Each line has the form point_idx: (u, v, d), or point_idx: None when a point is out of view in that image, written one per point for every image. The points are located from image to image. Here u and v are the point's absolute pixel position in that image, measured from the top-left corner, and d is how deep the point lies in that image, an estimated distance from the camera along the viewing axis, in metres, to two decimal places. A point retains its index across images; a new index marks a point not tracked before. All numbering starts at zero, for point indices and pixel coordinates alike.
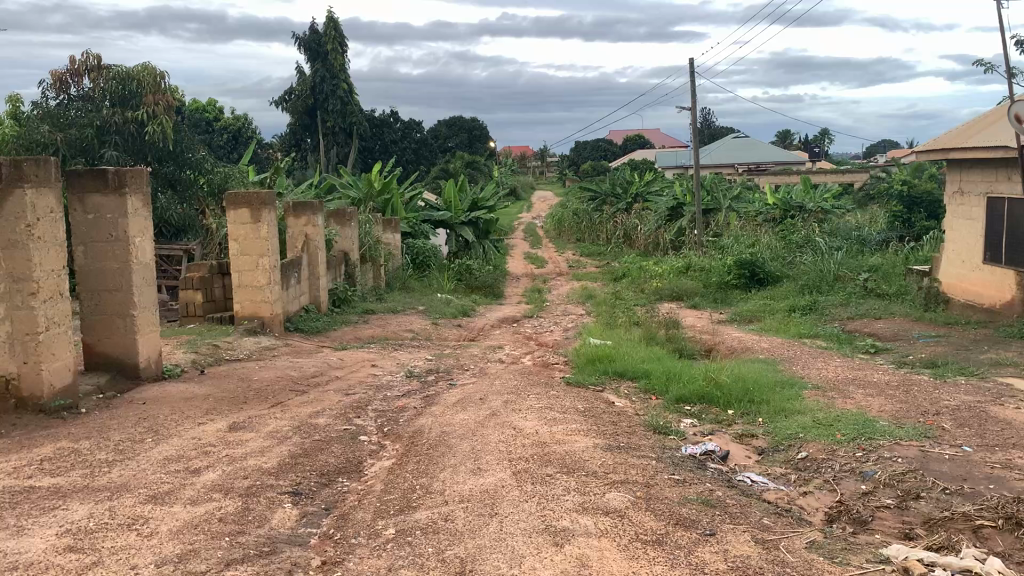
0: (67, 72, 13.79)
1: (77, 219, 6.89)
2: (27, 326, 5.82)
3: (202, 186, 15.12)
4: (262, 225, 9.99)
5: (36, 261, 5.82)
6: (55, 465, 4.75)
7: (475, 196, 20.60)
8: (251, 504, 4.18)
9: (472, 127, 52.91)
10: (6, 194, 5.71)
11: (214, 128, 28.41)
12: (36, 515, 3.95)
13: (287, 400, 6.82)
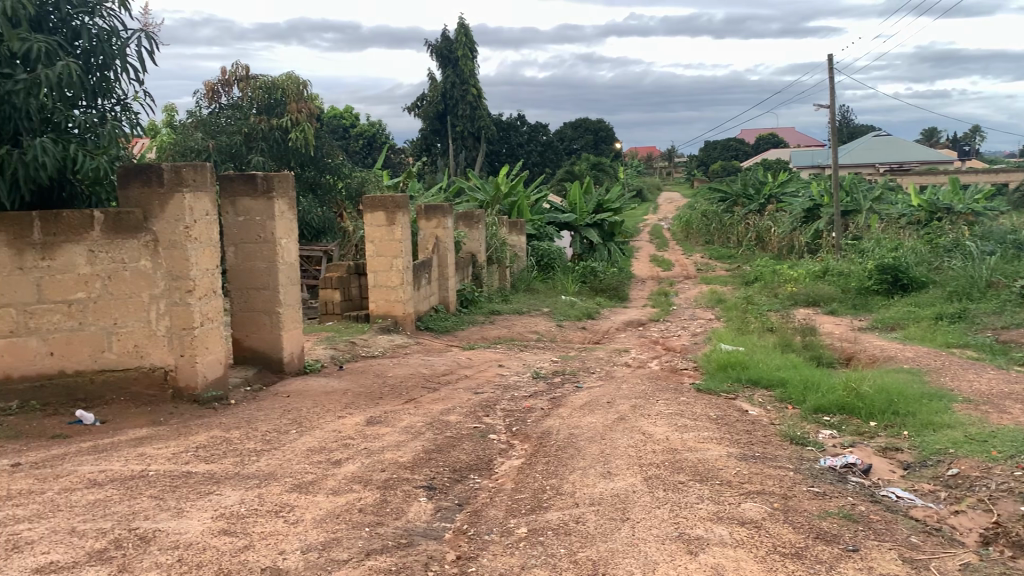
0: (219, 82, 14.66)
1: (229, 221, 7.32)
2: (183, 321, 6.26)
3: (340, 190, 15.75)
4: (397, 227, 10.31)
5: (192, 260, 6.23)
6: (210, 452, 5.07)
7: (601, 198, 20.54)
8: (389, 496, 4.33)
9: (600, 128, 52.66)
10: (167, 197, 6.12)
11: (350, 134, 29.41)
12: (194, 498, 4.22)
13: (419, 396, 7.02)
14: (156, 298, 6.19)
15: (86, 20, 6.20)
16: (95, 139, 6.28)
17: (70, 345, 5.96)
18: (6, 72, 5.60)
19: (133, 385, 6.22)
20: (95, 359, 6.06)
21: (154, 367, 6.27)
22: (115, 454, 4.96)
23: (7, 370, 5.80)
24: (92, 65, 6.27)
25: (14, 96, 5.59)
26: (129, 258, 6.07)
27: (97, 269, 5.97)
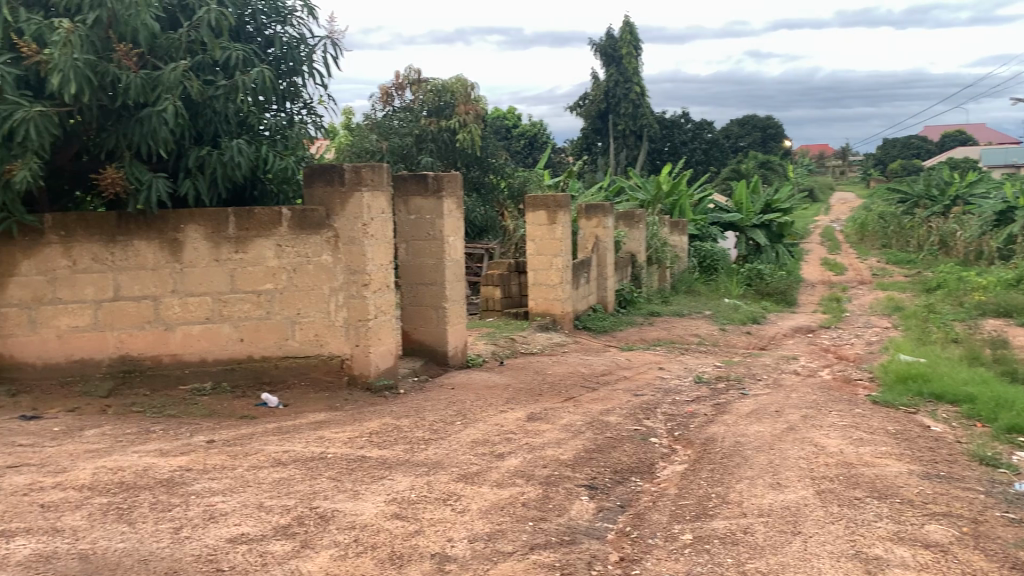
0: (393, 86, 15.28)
1: (401, 219, 7.62)
2: (359, 313, 6.58)
3: (503, 190, 16.00)
4: (558, 227, 10.40)
5: (369, 256, 6.52)
6: (381, 438, 5.31)
7: (769, 198, 19.85)
8: (551, 493, 4.37)
9: (768, 126, 50.84)
10: (347, 196, 6.45)
11: (513, 134, 29.80)
12: (369, 482, 4.44)
13: (579, 395, 7.05)
14: (335, 291, 6.57)
15: (278, 29, 6.62)
16: (284, 142, 6.72)
17: (258, 332, 6.42)
18: (209, 78, 6.09)
19: (312, 372, 6.61)
20: (279, 347, 6.49)
21: (331, 356, 6.64)
22: (296, 436, 5.28)
23: (202, 355, 6.31)
24: (283, 71, 6.70)
25: (215, 101, 6.07)
26: (312, 252, 6.47)
27: (284, 262, 6.40)
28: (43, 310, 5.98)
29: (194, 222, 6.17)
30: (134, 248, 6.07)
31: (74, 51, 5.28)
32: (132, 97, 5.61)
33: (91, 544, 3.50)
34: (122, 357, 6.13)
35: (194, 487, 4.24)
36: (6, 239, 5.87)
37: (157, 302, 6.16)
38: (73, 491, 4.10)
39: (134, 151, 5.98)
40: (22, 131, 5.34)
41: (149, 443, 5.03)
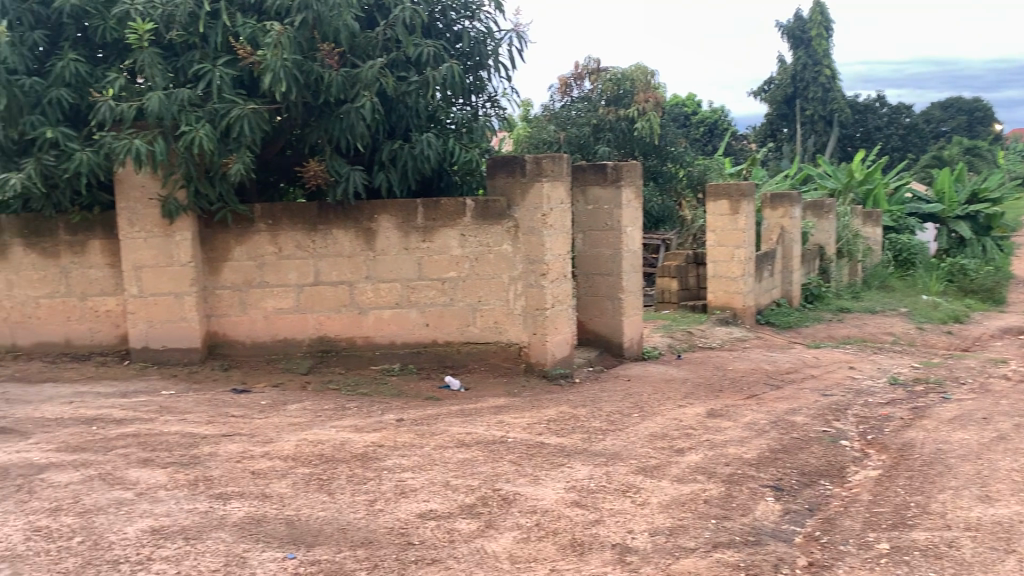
0: (571, 77, 15.34)
1: (579, 209, 7.64)
2: (536, 302, 6.61)
3: (681, 179, 15.61)
4: (741, 217, 10.08)
5: (548, 245, 6.53)
6: (560, 426, 5.36)
7: (976, 187, 18.31)
8: (734, 491, 4.25)
9: (975, 108, 46.80)
10: (529, 185, 6.50)
11: (692, 121, 29.03)
12: (548, 468, 4.50)
13: (762, 392, 6.80)
14: (515, 279, 6.67)
15: (467, 24, 6.80)
16: (470, 135, 6.91)
17: (442, 317, 6.65)
18: (403, 75, 6.36)
19: (492, 357, 6.74)
20: (462, 332, 6.69)
21: (510, 343, 6.74)
22: (478, 419, 5.44)
23: (391, 338, 6.63)
24: (470, 66, 6.88)
25: (408, 96, 6.34)
26: (494, 242, 6.61)
27: (467, 251, 6.59)
28: (252, 292, 6.53)
29: (386, 213, 6.48)
30: (332, 237, 6.48)
31: (284, 52, 5.67)
32: (333, 94, 5.96)
33: (295, 511, 3.77)
34: (321, 338, 6.59)
35: (386, 463, 4.46)
36: (221, 227, 6.47)
37: (352, 287, 6.55)
38: (278, 460, 4.44)
39: (334, 145, 6.38)
40: (237, 127, 5.81)
41: (345, 419, 5.35)
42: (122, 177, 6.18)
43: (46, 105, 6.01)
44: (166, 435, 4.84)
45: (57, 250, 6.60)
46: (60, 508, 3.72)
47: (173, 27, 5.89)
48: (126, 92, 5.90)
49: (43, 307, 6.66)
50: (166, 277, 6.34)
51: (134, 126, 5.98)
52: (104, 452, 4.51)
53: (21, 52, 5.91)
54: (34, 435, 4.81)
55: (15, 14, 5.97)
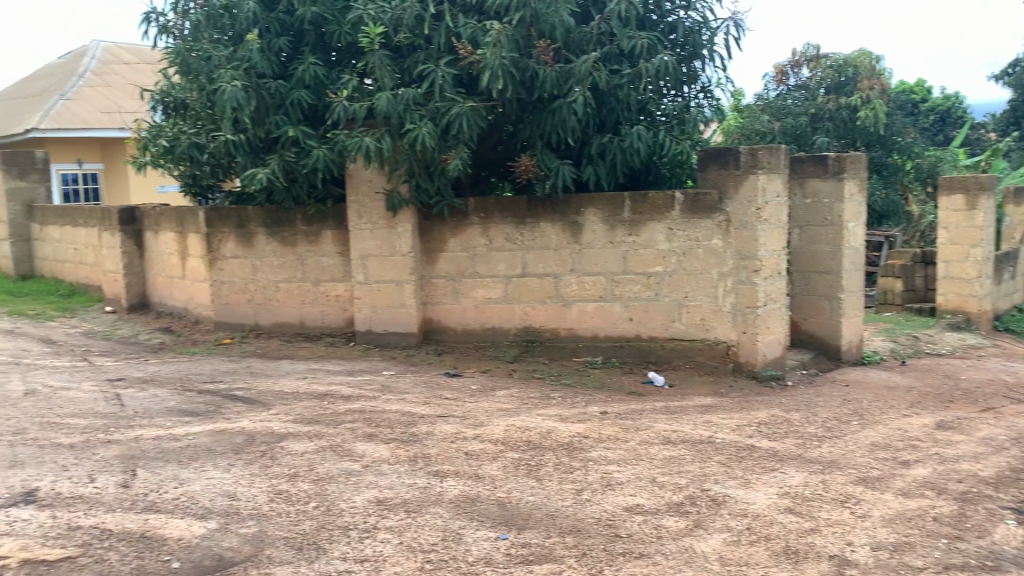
0: (788, 64, 14.65)
1: (796, 203, 7.28)
2: (748, 300, 6.28)
3: (909, 171, 14.63)
4: (979, 213, 9.23)
5: (761, 241, 6.17)
6: (771, 429, 5.17)
7: None
8: (968, 511, 3.91)
9: None
10: (742, 179, 6.17)
11: (922, 109, 26.75)
12: (760, 472, 4.35)
13: (1001, 406, 6.20)
14: (725, 275, 6.38)
15: (682, 14, 6.68)
16: (681, 126, 6.80)
17: (647, 313, 6.58)
18: (615, 68, 6.38)
19: (697, 355, 6.54)
20: (667, 328, 6.56)
21: (718, 341, 6.48)
22: (685, 418, 5.35)
23: (595, 331, 6.67)
24: (684, 56, 6.76)
25: (619, 89, 6.35)
26: (704, 236, 6.37)
27: (675, 245, 6.44)
28: (465, 282, 6.84)
29: (594, 206, 6.50)
30: (540, 230, 6.61)
31: (502, 50, 5.85)
32: (548, 89, 6.08)
33: (507, 493, 3.90)
34: (527, 328, 6.76)
35: (592, 454, 4.51)
36: (439, 220, 6.80)
37: (558, 280, 6.65)
38: (490, 443, 4.60)
39: (546, 140, 6.52)
40: (457, 124, 6.07)
41: (551, 408, 5.45)
42: (352, 172, 6.66)
43: (288, 106, 6.58)
44: (387, 413, 5.16)
45: (295, 239, 7.21)
46: (297, 474, 4.08)
47: (401, 30, 6.22)
48: (357, 92, 6.34)
49: (281, 290, 7.33)
50: (388, 266, 6.79)
51: (364, 124, 6.41)
52: (334, 425, 4.88)
53: (269, 58, 6.50)
54: (274, 406, 5.29)
55: (264, 24, 6.54)
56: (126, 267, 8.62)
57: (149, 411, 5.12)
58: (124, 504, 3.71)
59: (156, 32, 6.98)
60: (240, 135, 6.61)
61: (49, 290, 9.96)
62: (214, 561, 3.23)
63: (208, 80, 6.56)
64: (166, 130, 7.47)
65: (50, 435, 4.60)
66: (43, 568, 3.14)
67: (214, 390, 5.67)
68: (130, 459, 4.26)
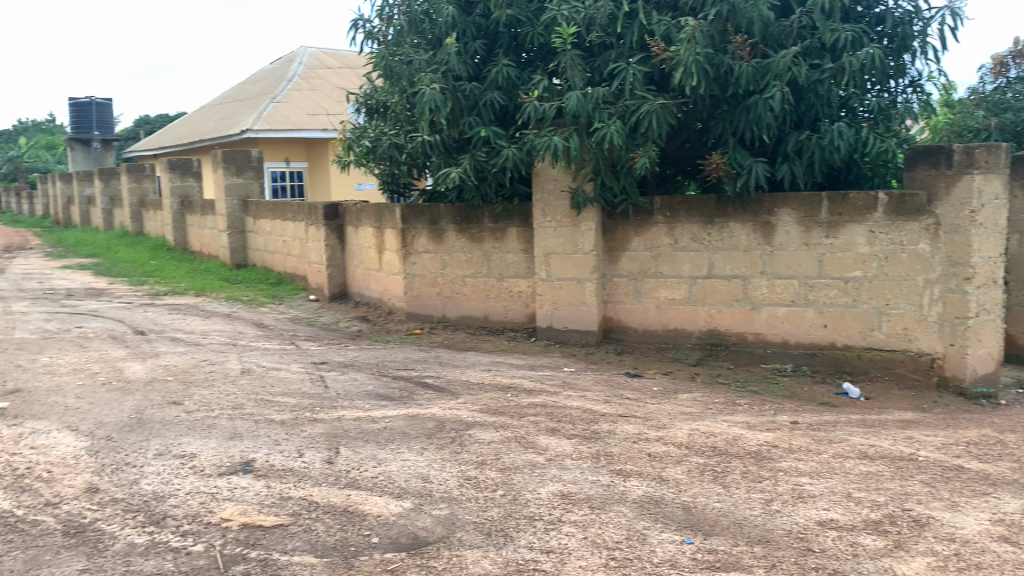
0: None
1: (1017, 207, 6.68)
2: (957, 310, 5.81)
3: None
4: None
5: (975, 246, 5.69)
6: (983, 450, 4.77)
7: None
8: None
9: None
10: (956, 179, 5.71)
11: None
12: (970, 495, 4.03)
13: None
14: (932, 283, 5.94)
15: (891, 5, 6.28)
16: (887, 123, 6.40)
17: (843, 320, 6.23)
18: (816, 62, 6.10)
19: (898, 367, 6.12)
20: (864, 337, 6.19)
21: (921, 353, 6.03)
22: (883, 432, 5.05)
23: (785, 336, 6.41)
24: (893, 48, 6.37)
25: (819, 85, 6.08)
26: (910, 240, 5.94)
27: (876, 249, 6.05)
28: (647, 281, 6.80)
29: (788, 206, 6.25)
30: (729, 229, 6.45)
31: (697, 46, 5.76)
32: (743, 85, 5.92)
33: (692, 498, 3.84)
34: (711, 331, 6.63)
35: (781, 464, 4.35)
36: (623, 219, 6.80)
37: (746, 282, 6.46)
38: (673, 447, 4.55)
39: (738, 138, 6.35)
40: (647, 122, 6.03)
41: (737, 414, 5.30)
42: (539, 171, 6.77)
43: (481, 107, 6.80)
44: (570, 409, 5.22)
45: (483, 235, 7.43)
46: (485, 462, 4.21)
47: (594, 30, 6.28)
48: (548, 92, 6.46)
49: (468, 285, 7.58)
50: (571, 264, 6.85)
51: (554, 123, 6.50)
52: (519, 418, 4.99)
53: (464, 60, 6.74)
54: (462, 396, 5.49)
55: (461, 28, 6.78)
56: (329, 259, 9.21)
57: (349, 394, 5.46)
58: (328, 479, 3.98)
59: (362, 38, 7.41)
60: (435, 135, 6.91)
61: (260, 278, 10.83)
62: (410, 539, 3.39)
63: (408, 83, 6.91)
64: (367, 131, 7.93)
65: (263, 411, 5.01)
66: (260, 533, 3.43)
67: (406, 376, 5.97)
68: (333, 437, 4.57)
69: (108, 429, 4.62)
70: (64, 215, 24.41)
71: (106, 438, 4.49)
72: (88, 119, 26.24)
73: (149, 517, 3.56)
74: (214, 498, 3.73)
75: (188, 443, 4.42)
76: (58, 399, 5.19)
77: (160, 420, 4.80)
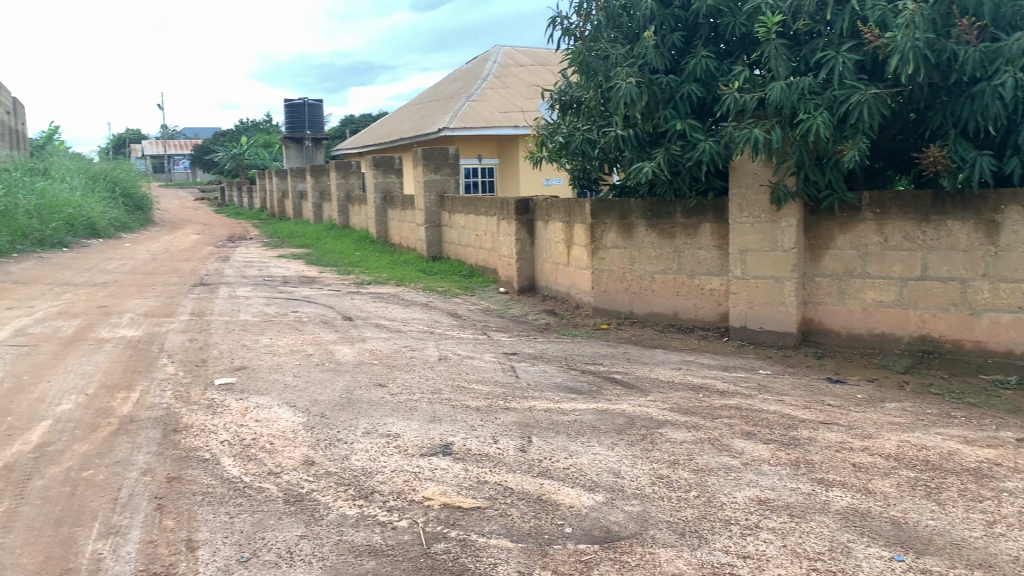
0: None
1: None
2: None
3: None
4: None
5: None
6: None
7: None
8: None
9: None
10: None
11: None
12: None
13: None
14: None
15: None
16: None
17: None
18: None
19: None
20: None
21: None
22: None
23: (1008, 346, 5.85)
24: None
25: None
26: None
27: None
28: (852, 282, 6.44)
29: (1017, 203, 5.69)
30: (947, 228, 5.97)
31: (916, 32, 5.38)
32: (969, 72, 5.45)
33: (903, 513, 3.60)
34: (923, 337, 6.19)
35: (1005, 484, 3.98)
36: (827, 215, 6.47)
37: (965, 285, 5.96)
38: (880, 458, 4.29)
39: (961, 128, 5.87)
40: (857, 113, 5.70)
41: (953, 428, 4.91)
42: (737, 165, 6.58)
43: (677, 100, 6.71)
44: (766, 413, 5.04)
45: (674, 231, 7.31)
46: (677, 462, 4.16)
47: (800, 17, 6.05)
48: (749, 84, 6.27)
49: (658, 281, 7.50)
50: (768, 262, 6.61)
51: (755, 116, 6.30)
52: (712, 419, 4.88)
53: (662, 53, 6.67)
54: (652, 393, 5.44)
55: (659, 20, 6.71)
56: (519, 253, 9.41)
57: (540, 385, 5.56)
58: (523, 467, 4.07)
59: (559, 35, 7.50)
60: (630, 129, 6.89)
61: (454, 270, 11.24)
62: (603, 533, 3.41)
63: (605, 78, 6.95)
64: (561, 127, 8.05)
65: (460, 398, 5.20)
66: (459, 514, 3.57)
67: (596, 371, 6.00)
68: (525, 426, 4.67)
69: (321, 407, 4.97)
70: (280, 208, 26.42)
71: (320, 415, 4.83)
72: (302, 120, 28.12)
73: (359, 491, 3.80)
74: (417, 477, 3.93)
75: (392, 424, 4.67)
76: (278, 377, 5.64)
77: (367, 400, 5.11)
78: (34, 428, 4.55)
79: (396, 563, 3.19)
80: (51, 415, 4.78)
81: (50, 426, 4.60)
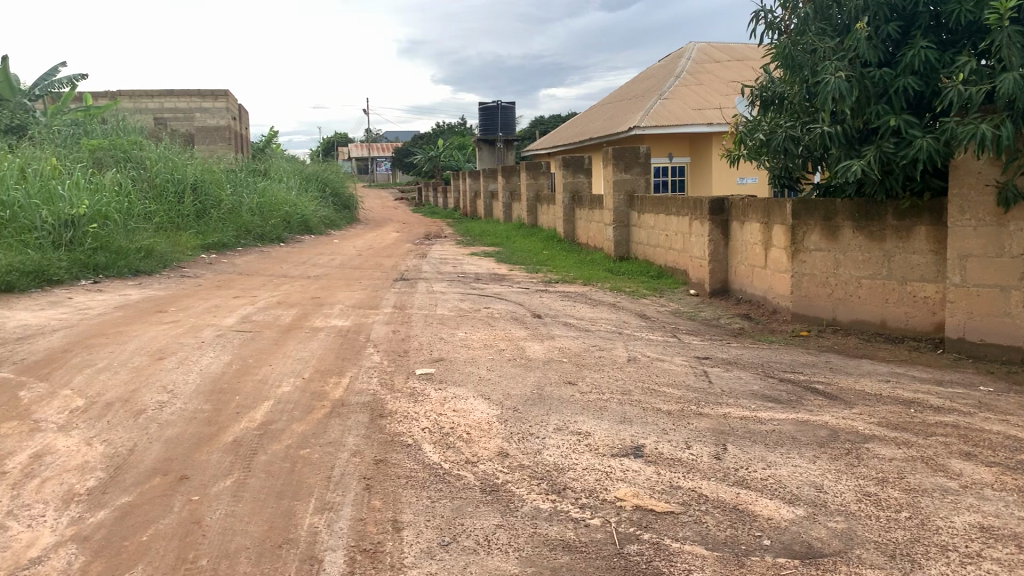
0: None
1: None
2: None
3: None
4: None
5: None
6: None
7: None
8: None
9: None
10: None
11: None
12: None
13: None
14: None
15: None
16: None
17: None
18: None
19: None
20: None
21: None
22: None
23: None
24: None
25: None
26: None
27: None
28: None
29: None
30: None
31: None
32: None
33: None
34: None
35: None
36: None
37: None
38: None
39: None
40: None
41: None
42: (959, 163, 6.09)
43: (892, 94, 6.31)
44: (988, 433, 4.63)
45: (885, 234, 6.87)
46: (886, 480, 3.91)
47: None
48: (975, 76, 5.81)
49: (865, 287, 7.09)
50: (993, 268, 6.06)
51: (981, 110, 5.82)
52: (924, 436, 4.56)
53: (876, 45, 6.30)
54: (857, 406, 5.15)
55: (873, 10, 6.35)
56: (712, 254, 9.20)
57: (735, 392, 5.41)
58: (717, 475, 3.98)
59: (762, 30, 7.29)
60: (838, 126, 6.58)
61: (645, 271, 11.15)
62: (804, 548, 3.28)
63: (812, 73, 6.68)
64: (762, 125, 7.80)
65: (652, 400, 5.17)
66: (652, 517, 3.55)
67: (794, 379, 5.76)
68: (720, 433, 4.56)
69: (515, 401, 5.11)
70: (473, 208, 27.30)
71: (513, 409, 4.96)
72: (495, 123, 28.80)
73: (551, 486, 3.87)
74: (609, 477, 3.94)
75: (584, 422, 4.72)
76: (474, 369, 5.86)
77: (558, 397, 5.19)
78: (259, 407, 4.99)
79: (589, 560, 3.22)
80: (272, 396, 5.22)
81: (272, 405, 5.04)
